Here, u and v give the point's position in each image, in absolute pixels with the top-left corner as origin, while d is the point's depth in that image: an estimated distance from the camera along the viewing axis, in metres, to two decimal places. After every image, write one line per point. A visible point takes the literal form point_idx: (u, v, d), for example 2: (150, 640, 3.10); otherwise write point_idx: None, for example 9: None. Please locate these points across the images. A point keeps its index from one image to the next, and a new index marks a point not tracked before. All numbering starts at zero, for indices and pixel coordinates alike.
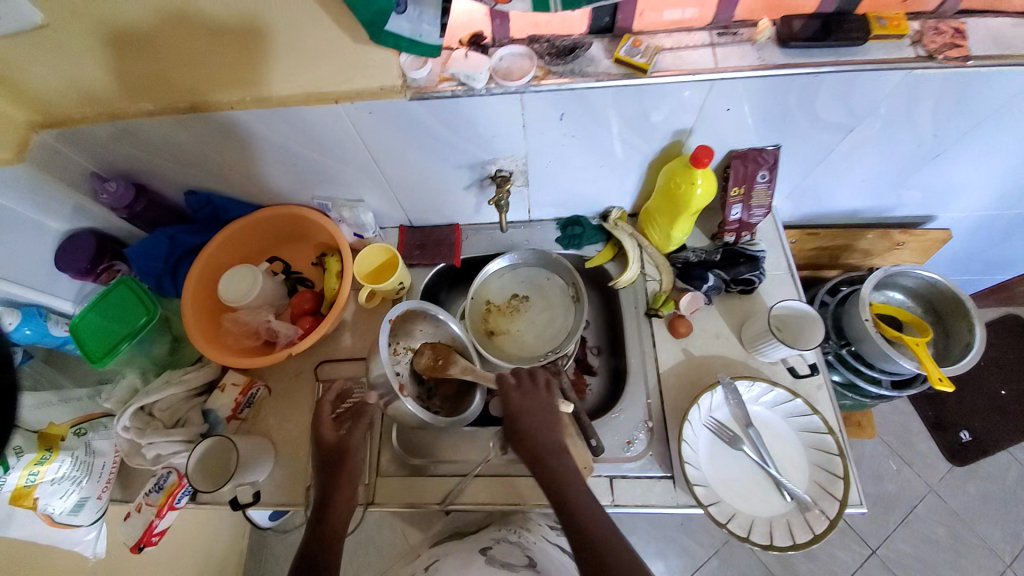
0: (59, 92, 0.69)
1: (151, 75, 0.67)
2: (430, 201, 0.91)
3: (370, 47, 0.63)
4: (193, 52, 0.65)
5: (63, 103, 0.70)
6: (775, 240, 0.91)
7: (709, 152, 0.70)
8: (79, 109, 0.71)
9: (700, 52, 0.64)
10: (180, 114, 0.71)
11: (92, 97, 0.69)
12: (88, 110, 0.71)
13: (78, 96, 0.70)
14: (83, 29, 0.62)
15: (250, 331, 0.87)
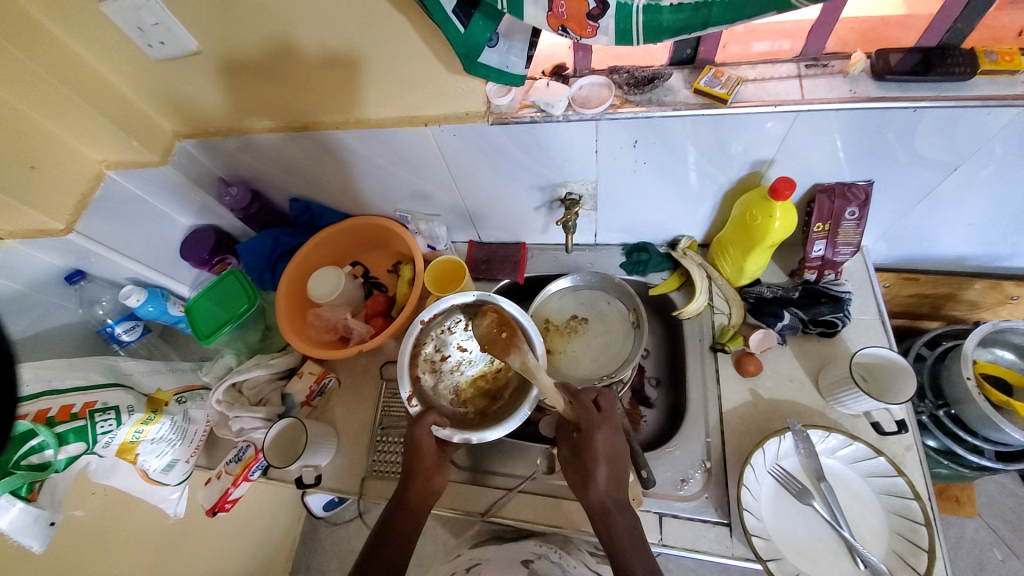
0: (201, 109, 0.83)
1: (271, 96, 0.78)
2: (501, 219, 0.96)
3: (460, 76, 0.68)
4: (301, 80, 0.74)
5: (199, 119, 0.85)
6: (864, 282, 0.84)
7: (790, 186, 0.68)
8: (215, 124, 0.85)
9: (786, 83, 0.62)
10: (293, 131, 0.82)
11: (223, 116, 0.83)
12: (222, 125, 0.85)
13: (212, 114, 0.83)
14: (219, 59, 0.73)
15: (329, 325, 0.96)
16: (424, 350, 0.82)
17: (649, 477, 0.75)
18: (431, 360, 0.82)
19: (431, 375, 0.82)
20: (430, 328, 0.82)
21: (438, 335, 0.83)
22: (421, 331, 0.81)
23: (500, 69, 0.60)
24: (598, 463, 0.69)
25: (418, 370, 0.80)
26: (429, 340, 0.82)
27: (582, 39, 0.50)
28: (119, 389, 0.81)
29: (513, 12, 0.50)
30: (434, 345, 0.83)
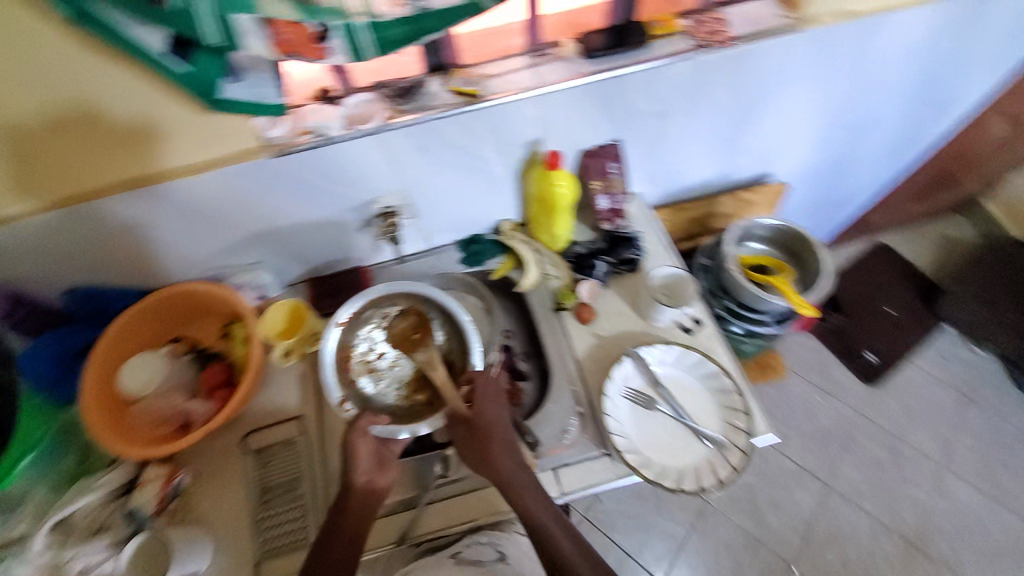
0: None
1: None
2: (329, 248, 0.94)
3: (215, 115, 0.67)
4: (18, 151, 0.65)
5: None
6: (646, 219, 1.03)
7: (558, 156, 0.83)
8: None
9: (524, 73, 0.74)
10: (33, 212, 0.71)
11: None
12: None
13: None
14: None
15: (161, 417, 0.84)
16: (353, 353, 0.83)
17: (534, 440, 0.82)
18: (362, 363, 0.83)
19: (365, 378, 0.82)
20: (353, 329, 0.83)
21: (362, 337, 0.84)
22: (347, 334, 0.82)
23: (255, 100, 0.65)
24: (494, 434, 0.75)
25: (351, 375, 0.81)
26: (355, 343, 0.83)
27: (316, 60, 0.56)
28: None
29: (233, 45, 0.51)
30: (364, 347, 0.84)
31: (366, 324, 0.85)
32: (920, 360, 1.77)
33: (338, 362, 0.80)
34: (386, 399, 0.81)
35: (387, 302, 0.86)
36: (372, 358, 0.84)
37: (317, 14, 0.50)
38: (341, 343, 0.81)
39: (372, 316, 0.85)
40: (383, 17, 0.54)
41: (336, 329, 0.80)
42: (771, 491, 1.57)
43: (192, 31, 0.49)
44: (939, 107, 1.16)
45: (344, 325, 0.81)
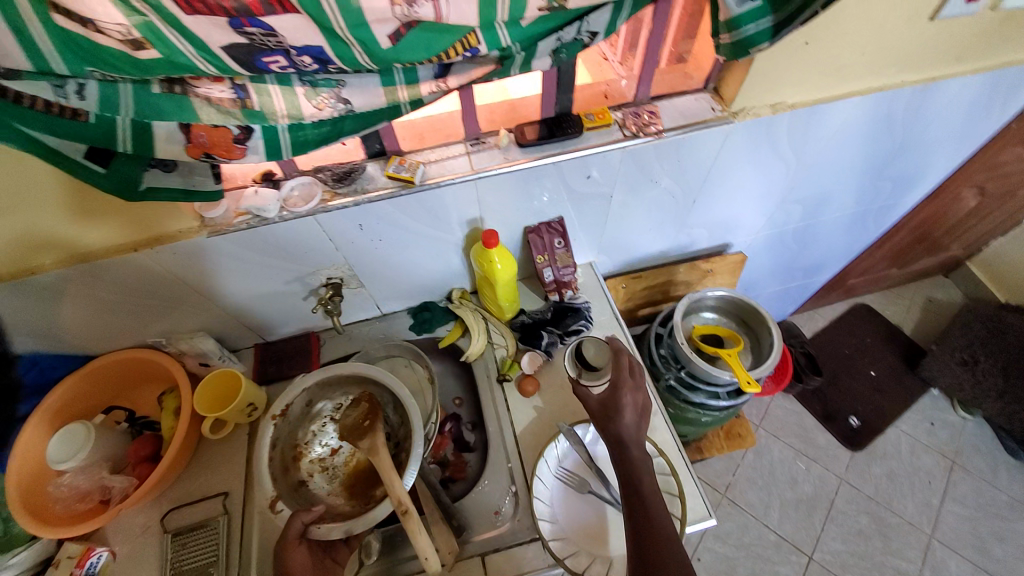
0: None
1: None
2: (276, 315, 0.95)
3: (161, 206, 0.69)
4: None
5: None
6: (596, 290, 1.05)
7: (494, 234, 0.83)
8: None
9: (459, 160, 0.77)
10: None
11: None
12: None
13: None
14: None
15: (81, 491, 0.82)
16: (304, 451, 0.85)
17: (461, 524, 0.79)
18: (313, 460, 0.85)
19: (316, 476, 0.84)
20: (304, 425, 0.87)
21: (313, 433, 0.87)
22: (296, 432, 0.86)
23: (190, 189, 0.63)
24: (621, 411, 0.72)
25: (300, 474, 0.83)
26: (306, 441, 0.86)
27: (233, 160, 0.58)
28: None
29: (149, 152, 0.54)
30: (316, 444, 0.86)
31: (319, 419, 0.89)
32: (904, 425, 1.72)
33: (285, 461, 0.82)
34: (335, 499, 0.82)
35: (338, 394, 0.90)
36: (324, 456, 0.86)
37: (238, 120, 0.55)
38: (288, 441, 0.84)
39: (324, 412, 0.89)
40: (307, 120, 0.57)
41: (271, 424, 0.82)
42: (752, 564, 1.49)
43: (106, 142, 0.52)
44: (893, 184, 1.20)
45: (285, 420, 0.84)
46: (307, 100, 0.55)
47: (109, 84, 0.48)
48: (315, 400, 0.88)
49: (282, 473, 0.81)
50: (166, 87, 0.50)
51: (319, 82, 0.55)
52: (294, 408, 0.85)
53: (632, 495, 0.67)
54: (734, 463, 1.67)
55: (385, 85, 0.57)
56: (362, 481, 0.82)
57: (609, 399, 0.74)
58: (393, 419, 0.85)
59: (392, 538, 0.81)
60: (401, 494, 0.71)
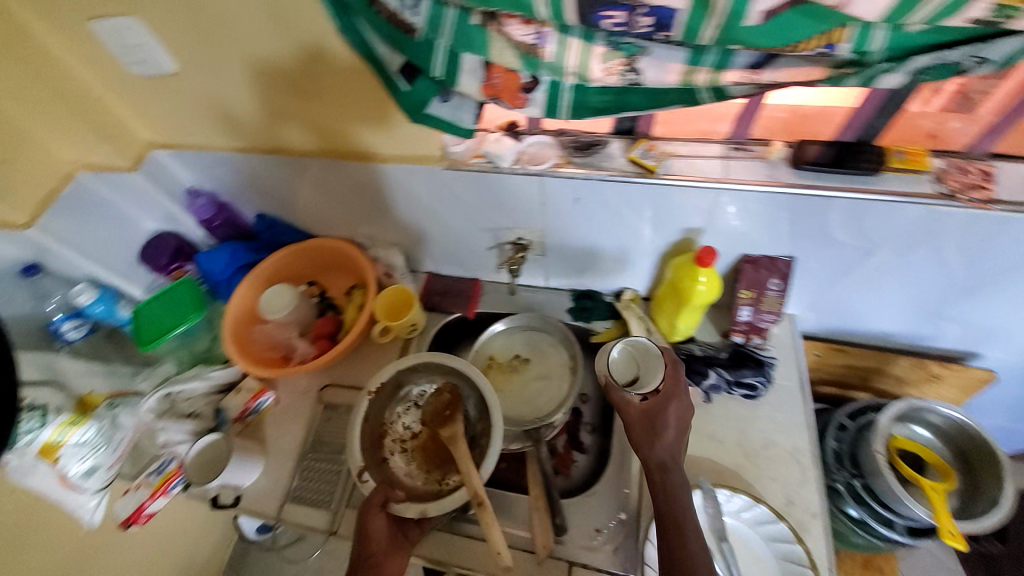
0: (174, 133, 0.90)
1: (236, 116, 0.83)
2: (456, 252, 0.99)
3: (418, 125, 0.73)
4: (270, 99, 0.79)
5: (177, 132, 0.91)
6: (789, 348, 0.89)
7: (713, 254, 0.72)
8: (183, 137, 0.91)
9: (712, 162, 0.68)
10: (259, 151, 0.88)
11: (208, 126, 0.88)
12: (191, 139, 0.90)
13: (197, 125, 0.88)
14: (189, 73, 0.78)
15: (274, 342, 0.97)
16: (389, 429, 0.84)
17: (562, 524, 0.77)
18: (397, 437, 0.84)
19: (398, 454, 0.82)
20: (391, 404, 0.85)
21: (398, 413, 0.85)
22: (384, 410, 0.85)
23: (450, 120, 0.63)
24: (667, 426, 0.70)
25: (384, 451, 0.82)
26: (391, 420, 0.85)
27: (513, 108, 0.57)
28: (52, 387, 0.87)
29: (449, 80, 0.55)
30: (399, 424, 0.85)
31: (405, 400, 0.86)
32: None
33: (372, 437, 0.82)
34: (412, 480, 0.80)
35: (425, 381, 0.87)
36: (406, 436, 0.84)
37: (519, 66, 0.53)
38: (375, 418, 0.83)
39: (410, 396, 0.87)
40: (591, 83, 0.54)
41: (366, 399, 0.82)
42: None
43: (417, 61, 0.54)
44: None
45: (378, 397, 0.83)
46: (602, 62, 0.52)
47: (439, 4, 0.49)
48: (405, 383, 0.86)
49: (370, 444, 0.81)
50: (482, 19, 0.50)
51: (622, 46, 0.50)
52: (386, 386, 0.84)
53: (668, 525, 0.64)
54: None
55: (689, 63, 0.51)
56: (433, 461, 0.82)
57: (654, 408, 0.71)
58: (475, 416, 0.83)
59: (493, 503, 0.83)
60: (477, 488, 0.73)
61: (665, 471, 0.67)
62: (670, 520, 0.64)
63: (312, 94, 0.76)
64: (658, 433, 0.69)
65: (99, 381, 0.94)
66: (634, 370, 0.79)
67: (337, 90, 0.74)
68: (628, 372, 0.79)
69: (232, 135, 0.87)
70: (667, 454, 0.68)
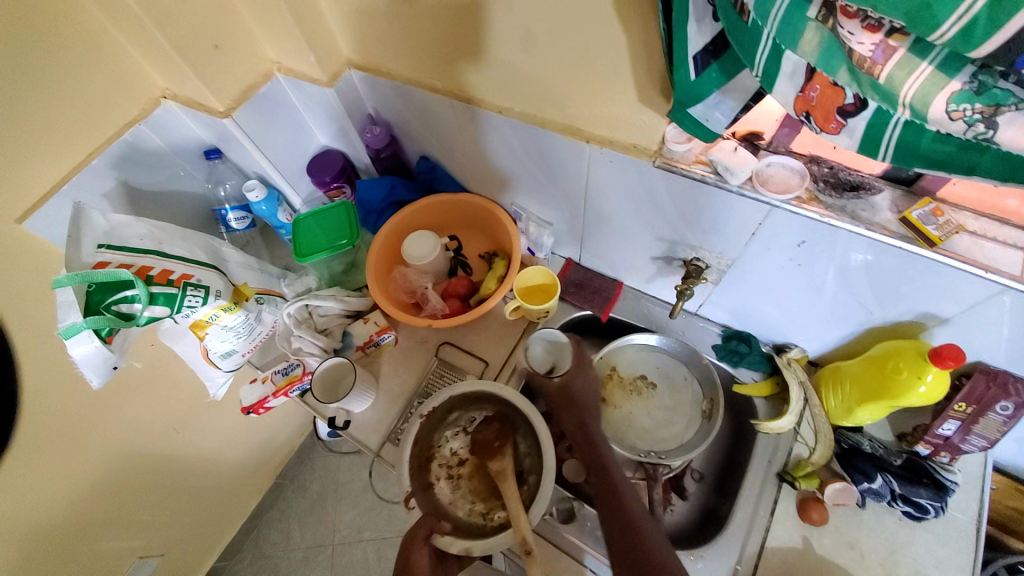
0: (373, 58, 0.86)
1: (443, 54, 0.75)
2: (611, 251, 0.92)
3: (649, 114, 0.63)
4: (432, 23, 0.72)
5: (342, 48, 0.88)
6: (974, 480, 0.74)
7: (959, 356, 0.59)
8: (378, 62, 0.86)
9: (1007, 252, 0.54)
10: (452, 97, 0.82)
11: (363, 43, 0.84)
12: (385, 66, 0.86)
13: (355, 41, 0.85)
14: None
15: (409, 287, 0.97)
16: (436, 453, 0.81)
17: None
18: (442, 463, 0.80)
19: (444, 481, 0.79)
20: (439, 428, 0.82)
21: (445, 438, 0.82)
22: (432, 432, 0.81)
23: (700, 121, 0.55)
24: (586, 402, 0.78)
25: (430, 476, 0.79)
26: (438, 445, 0.81)
27: (822, 133, 0.47)
28: (214, 271, 0.87)
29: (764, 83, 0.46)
30: (446, 448, 0.81)
31: (451, 426, 0.83)
32: None
33: (419, 460, 0.78)
34: (456, 510, 0.77)
35: (475, 409, 0.83)
36: (453, 462, 0.81)
37: (810, 59, 0.41)
38: (423, 442, 0.80)
39: (459, 421, 0.84)
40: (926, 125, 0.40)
41: (418, 422, 0.79)
42: None
43: (743, 51, 0.45)
44: None
45: (427, 421, 0.80)
46: (948, 101, 0.37)
47: None
48: (454, 408, 0.83)
49: (416, 469, 0.78)
50: (822, 15, 0.38)
51: (993, 89, 0.35)
52: (437, 410, 0.80)
53: (605, 490, 0.68)
54: None
55: None
56: (479, 491, 0.78)
57: (569, 385, 0.78)
58: (525, 453, 0.79)
59: (586, 520, 0.80)
60: (525, 532, 0.68)
61: (590, 438, 0.74)
62: (611, 492, 0.67)
63: (483, 23, 0.66)
64: (575, 403, 0.77)
65: (252, 276, 0.97)
66: (551, 360, 0.82)
67: (525, 23, 0.63)
68: (546, 363, 0.82)
69: (429, 75, 0.81)
70: (586, 423, 0.76)
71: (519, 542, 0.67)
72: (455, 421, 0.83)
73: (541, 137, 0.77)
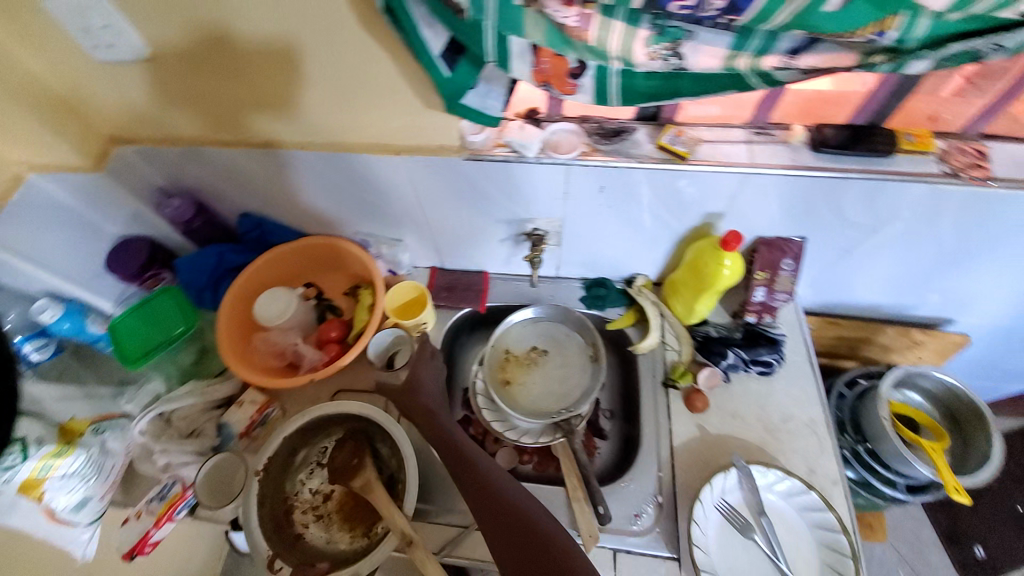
0: (145, 126, 0.82)
1: (223, 104, 0.76)
2: (465, 245, 0.96)
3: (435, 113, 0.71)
4: (221, 84, 0.73)
5: (109, 119, 0.81)
6: (793, 326, 0.93)
7: (738, 238, 0.74)
8: (154, 132, 0.82)
9: (736, 146, 0.69)
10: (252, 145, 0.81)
11: (135, 111, 0.79)
12: (162, 134, 0.82)
13: (124, 112, 0.80)
14: (127, 45, 0.69)
15: (276, 350, 0.90)
16: (295, 502, 0.83)
17: (605, 512, 0.76)
18: (305, 510, 0.83)
19: (312, 526, 0.82)
20: (291, 475, 0.85)
21: (300, 482, 0.85)
22: (284, 485, 0.84)
23: (478, 109, 0.61)
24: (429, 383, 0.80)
25: (295, 527, 0.81)
26: (295, 492, 0.84)
27: (565, 95, 0.55)
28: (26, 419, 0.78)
29: (501, 65, 0.53)
30: (305, 491, 0.85)
31: (303, 468, 0.86)
32: None
33: (276, 517, 0.80)
34: (335, 546, 0.80)
35: (321, 439, 0.88)
36: (316, 501, 0.84)
37: (543, 43, 0.50)
38: (276, 496, 0.82)
39: (311, 459, 0.87)
40: (636, 67, 0.53)
41: (257, 480, 0.80)
42: None
43: (471, 42, 0.51)
44: None
45: (269, 473, 0.82)
46: (645, 45, 0.50)
47: None
48: (297, 448, 0.87)
49: (276, 527, 0.79)
50: (526, 0, 0.47)
51: (668, 30, 0.49)
52: (274, 460, 0.83)
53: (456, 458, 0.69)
54: None
55: (733, 48, 0.51)
56: (352, 517, 0.82)
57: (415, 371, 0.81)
58: (383, 458, 0.84)
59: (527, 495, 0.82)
60: (404, 528, 0.72)
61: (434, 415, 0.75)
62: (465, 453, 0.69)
63: (242, 56, 0.68)
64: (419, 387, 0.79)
65: (79, 406, 0.87)
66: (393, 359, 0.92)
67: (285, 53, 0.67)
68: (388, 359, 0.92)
69: (219, 130, 0.80)
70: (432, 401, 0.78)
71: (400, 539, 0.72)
72: (308, 462, 0.86)
73: (358, 160, 0.79)
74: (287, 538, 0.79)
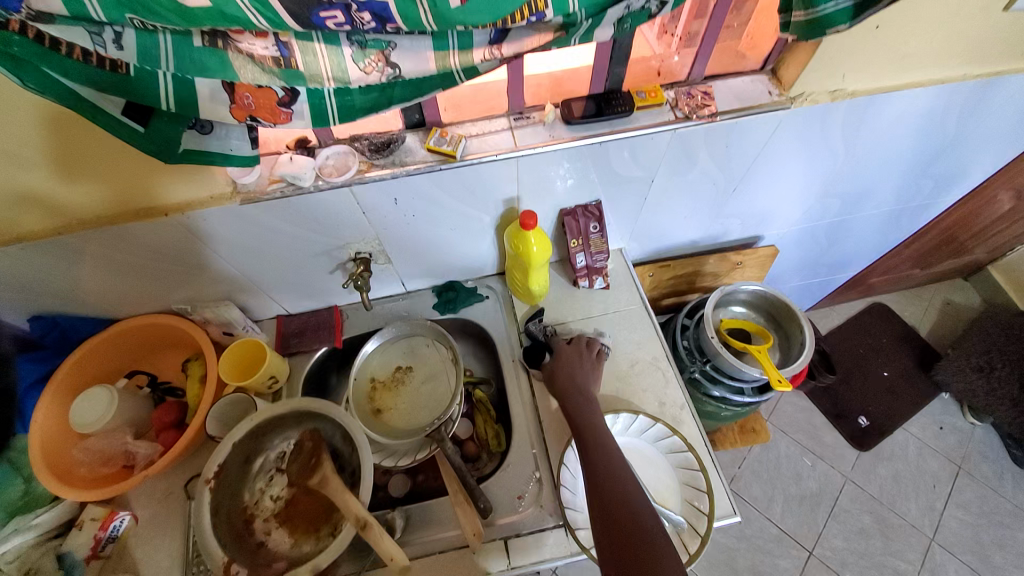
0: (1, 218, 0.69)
1: (94, 174, 0.67)
2: (297, 286, 0.93)
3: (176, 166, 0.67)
4: (130, 153, 0.65)
5: None
6: (625, 278, 1.02)
7: (533, 216, 0.80)
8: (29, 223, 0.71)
9: (502, 135, 0.76)
10: (151, 209, 0.73)
11: (48, 191, 0.68)
12: (42, 223, 0.72)
13: (31, 193, 0.67)
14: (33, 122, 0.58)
15: (104, 456, 0.82)
16: (256, 511, 0.78)
17: (486, 506, 0.78)
18: (266, 518, 0.77)
19: (274, 534, 0.76)
20: (248, 483, 0.79)
21: (259, 490, 0.79)
22: (243, 492, 0.78)
23: (225, 152, 0.60)
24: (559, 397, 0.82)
25: (257, 536, 0.75)
26: (255, 501, 0.78)
27: (277, 124, 0.55)
28: None
29: (193, 111, 0.51)
30: (267, 499, 0.79)
31: (262, 476, 0.80)
32: (916, 428, 1.69)
33: (235, 526, 0.74)
34: (302, 549, 0.74)
35: (278, 441, 0.83)
36: (276, 508, 0.78)
37: (279, 81, 0.51)
38: (233, 505, 0.76)
39: (268, 464, 0.82)
40: (352, 84, 0.53)
41: (208, 490, 0.73)
42: (753, 556, 1.48)
43: (144, 98, 0.48)
44: (931, 183, 1.15)
45: (222, 483, 0.75)
46: (354, 62, 0.51)
47: (149, 34, 0.44)
48: (253, 453, 0.81)
49: (235, 536, 0.73)
50: (207, 41, 0.46)
51: (369, 43, 0.50)
52: (228, 468, 0.76)
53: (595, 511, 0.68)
54: (739, 455, 1.66)
55: (437, 49, 0.52)
56: (312, 519, 0.76)
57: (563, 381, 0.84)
58: (341, 447, 0.80)
59: (417, 516, 0.82)
60: (358, 512, 0.69)
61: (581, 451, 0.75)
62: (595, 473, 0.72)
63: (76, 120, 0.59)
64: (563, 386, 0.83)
65: None
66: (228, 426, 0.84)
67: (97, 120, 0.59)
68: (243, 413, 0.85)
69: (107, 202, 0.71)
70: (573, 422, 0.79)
71: (354, 522, 0.68)
72: (265, 470, 0.81)
73: (156, 228, 0.74)
74: (244, 551, 0.72)
